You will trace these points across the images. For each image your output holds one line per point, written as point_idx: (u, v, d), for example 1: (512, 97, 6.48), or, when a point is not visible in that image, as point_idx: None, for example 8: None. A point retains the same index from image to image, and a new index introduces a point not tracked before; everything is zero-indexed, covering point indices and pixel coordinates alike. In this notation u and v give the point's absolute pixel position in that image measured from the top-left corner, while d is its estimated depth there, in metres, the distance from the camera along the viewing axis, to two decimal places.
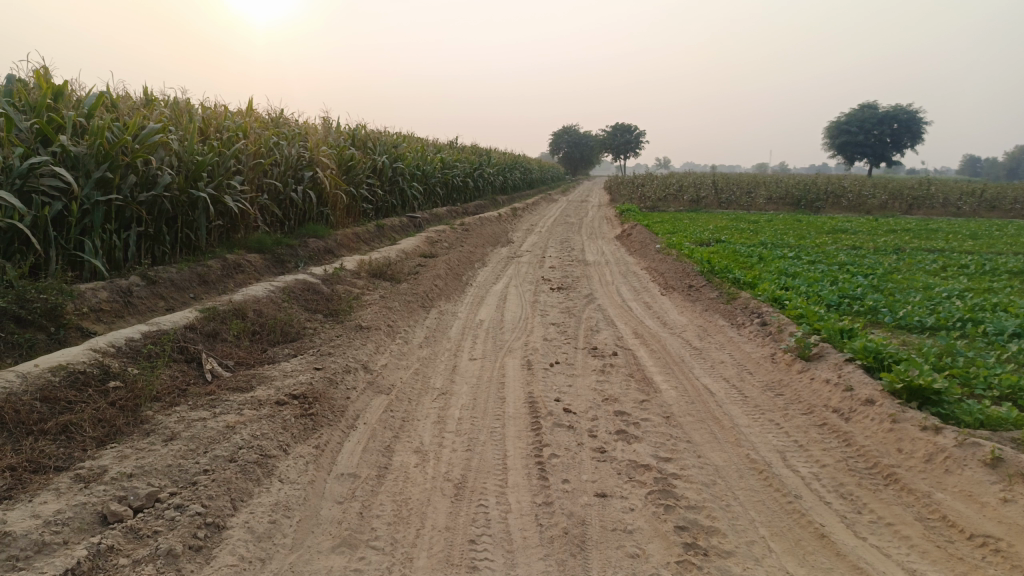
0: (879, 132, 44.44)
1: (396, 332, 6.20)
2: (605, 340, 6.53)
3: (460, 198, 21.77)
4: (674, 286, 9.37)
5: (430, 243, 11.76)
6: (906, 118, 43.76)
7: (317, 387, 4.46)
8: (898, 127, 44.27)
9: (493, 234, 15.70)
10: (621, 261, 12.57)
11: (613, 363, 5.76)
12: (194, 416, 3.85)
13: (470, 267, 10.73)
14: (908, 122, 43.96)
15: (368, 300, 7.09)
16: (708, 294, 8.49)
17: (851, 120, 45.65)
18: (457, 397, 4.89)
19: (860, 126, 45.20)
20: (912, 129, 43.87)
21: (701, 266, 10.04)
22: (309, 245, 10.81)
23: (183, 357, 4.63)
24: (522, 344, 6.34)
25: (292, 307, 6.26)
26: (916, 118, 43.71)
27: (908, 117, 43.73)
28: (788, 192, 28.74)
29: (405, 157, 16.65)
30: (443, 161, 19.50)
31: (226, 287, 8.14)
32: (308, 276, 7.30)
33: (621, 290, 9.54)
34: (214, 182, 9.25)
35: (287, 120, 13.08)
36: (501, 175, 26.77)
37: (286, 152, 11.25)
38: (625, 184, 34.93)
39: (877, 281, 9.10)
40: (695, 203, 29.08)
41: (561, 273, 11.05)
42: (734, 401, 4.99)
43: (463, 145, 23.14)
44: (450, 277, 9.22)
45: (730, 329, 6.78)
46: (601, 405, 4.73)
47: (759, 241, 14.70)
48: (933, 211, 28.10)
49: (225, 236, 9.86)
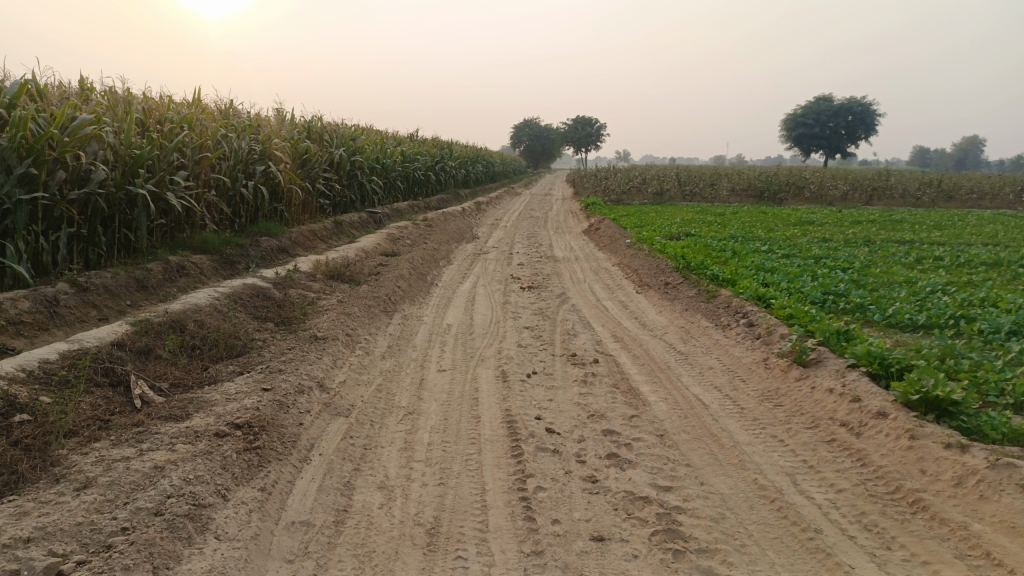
0: (835, 124, 44.94)
1: (356, 342, 5.63)
2: (584, 345, 6.05)
3: (421, 191, 21.12)
4: (649, 284, 8.96)
5: (391, 240, 11.16)
6: (861, 111, 44.25)
7: (265, 413, 3.90)
8: (853, 119, 44.82)
9: (457, 230, 15.14)
10: (590, 257, 12.15)
11: (595, 372, 5.28)
12: (116, 455, 3.26)
13: (434, 266, 10.17)
14: (863, 115, 44.50)
15: (325, 306, 6.51)
16: (686, 292, 8.08)
17: (808, 112, 46.09)
18: (425, 418, 4.36)
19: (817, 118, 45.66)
20: (867, 121, 44.40)
21: (675, 262, 9.64)
22: (261, 244, 10.13)
23: (108, 381, 4.02)
24: (495, 352, 5.83)
25: (239, 316, 5.66)
26: (870, 110, 44.30)
27: (863, 109, 44.17)
28: (751, 183, 28.73)
29: (363, 151, 15.98)
30: (403, 154, 18.87)
31: (169, 293, 7.46)
32: (257, 279, 6.68)
33: (594, 289, 9.08)
34: (155, 177, 8.53)
35: (237, 112, 12.34)
36: (463, 168, 26.21)
37: (235, 145, 10.55)
38: (588, 177, 34.62)
39: (856, 276, 8.82)
40: (658, 195, 28.89)
41: (529, 271, 10.56)
42: (731, 414, 4.55)
43: (424, 138, 22.50)
44: (413, 278, 8.66)
45: (714, 331, 6.37)
46: (587, 423, 4.24)
47: (729, 234, 14.42)
48: (892, 201, 28.51)
49: (169, 236, 9.14)
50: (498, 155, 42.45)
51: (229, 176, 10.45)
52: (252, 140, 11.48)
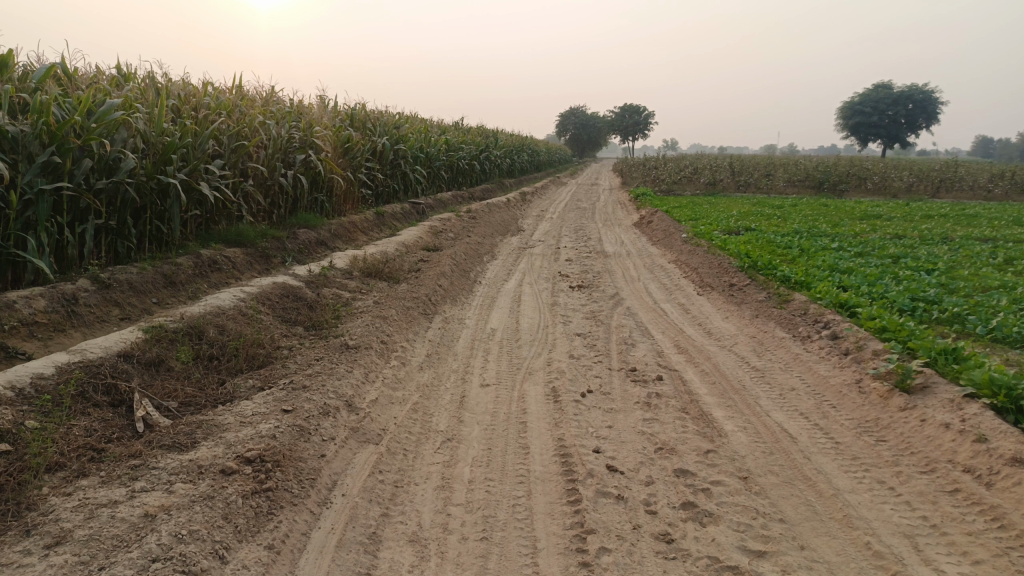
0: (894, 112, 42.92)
1: (392, 351, 5.09)
2: (645, 357, 5.41)
3: (465, 181, 20.58)
4: (711, 284, 8.24)
5: (433, 233, 10.63)
6: (922, 99, 42.12)
7: (282, 442, 3.37)
8: (914, 107, 42.74)
9: (502, 222, 14.55)
10: (644, 253, 11.44)
11: (659, 393, 4.64)
12: (102, 499, 2.75)
13: (478, 262, 9.60)
14: (924, 102, 42.29)
15: (360, 308, 5.99)
16: (754, 296, 7.34)
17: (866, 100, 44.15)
18: (467, 446, 3.79)
19: (875, 107, 43.73)
20: (928, 110, 42.24)
21: (740, 260, 8.88)
22: (299, 236, 9.69)
23: (109, 402, 3.53)
24: (545, 364, 5.23)
25: (266, 320, 5.17)
26: (931, 98, 42.11)
27: (923, 97, 42.01)
28: (809, 174, 27.42)
29: (407, 139, 15.48)
30: (448, 143, 18.34)
31: (199, 289, 7.03)
32: (289, 277, 6.19)
33: (651, 289, 8.39)
34: (188, 166, 8.14)
35: (277, 99, 11.93)
36: (509, 157, 25.57)
37: (274, 132, 10.12)
38: (636, 167, 33.66)
39: (945, 279, 7.93)
40: (710, 185, 27.81)
41: (579, 268, 9.91)
42: (824, 451, 3.87)
43: (469, 126, 21.94)
44: (456, 275, 8.09)
45: (792, 343, 5.65)
46: (656, 461, 3.62)
47: (791, 228, 13.51)
48: (961, 194, 26.95)
49: (203, 228, 8.76)
50: (544, 144, 41.70)
51: (267, 165, 10.04)
52: (292, 129, 11.06)
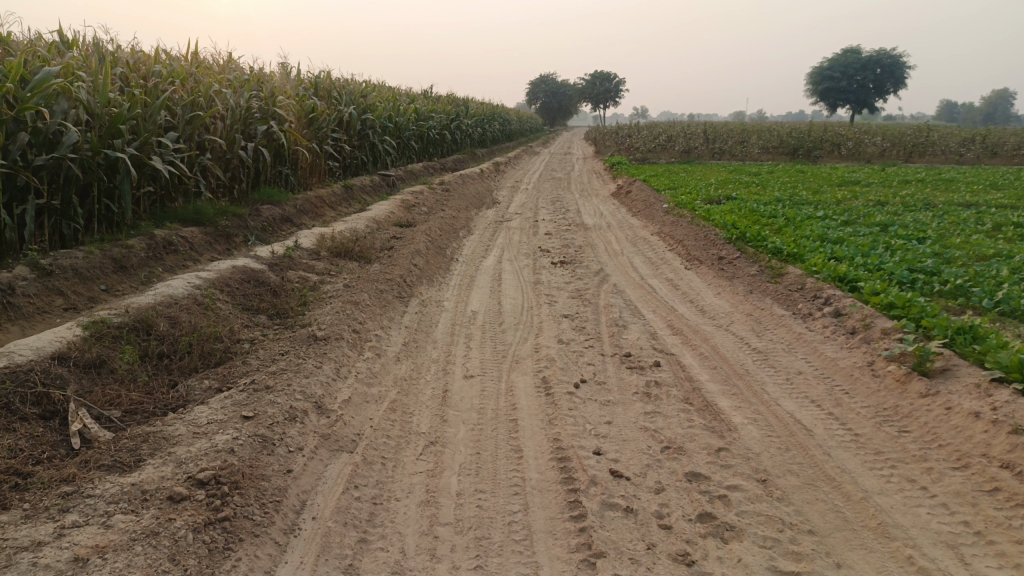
0: (863, 78, 42.90)
1: (365, 341, 4.65)
2: (639, 341, 5.03)
3: (436, 152, 19.97)
4: (698, 257, 7.89)
5: (405, 208, 10.13)
6: (890, 64, 42.12)
7: (241, 458, 2.94)
8: (883, 72, 42.72)
9: (477, 194, 14.05)
10: (624, 224, 11.07)
11: (659, 381, 4.28)
12: (22, 541, 2.28)
13: (454, 237, 9.13)
14: (892, 67, 42.23)
15: (329, 292, 5.52)
16: (746, 269, 7.00)
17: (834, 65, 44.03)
18: (453, 451, 3.39)
19: (844, 72, 43.64)
20: (897, 74, 42.22)
21: (727, 231, 8.54)
22: (263, 213, 9.12)
23: (40, 415, 3.05)
24: (533, 350, 4.83)
25: (225, 310, 4.69)
26: (899, 62, 42.09)
27: (891, 62, 42.09)
28: (783, 141, 27.20)
29: (375, 109, 14.85)
30: (417, 112, 17.70)
31: (153, 274, 6.49)
32: (250, 260, 5.69)
33: (636, 264, 8.01)
34: (139, 140, 7.53)
35: (235, 66, 11.23)
36: (480, 126, 24.94)
37: (232, 102, 9.49)
38: (609, 135, 33.19)
39: (939, 249, 7.68)
40: (685, 153, 27.47)
41: (560, 242, 9.50)
42: (844, 445, 3.54)
43: (439, 95, 21.25)
44: (431, 253, 7.63)
45: (793, 321, 5.32)
46: (663, 463, 3.26)
47: (772, 197, 13.22)
48: (934, 159, 26.94)
49: (158, 207, 8.16)
50: (516, 113, 40.94)
51: (226, 138, 9.42)
52: (252, 99, 10.42)
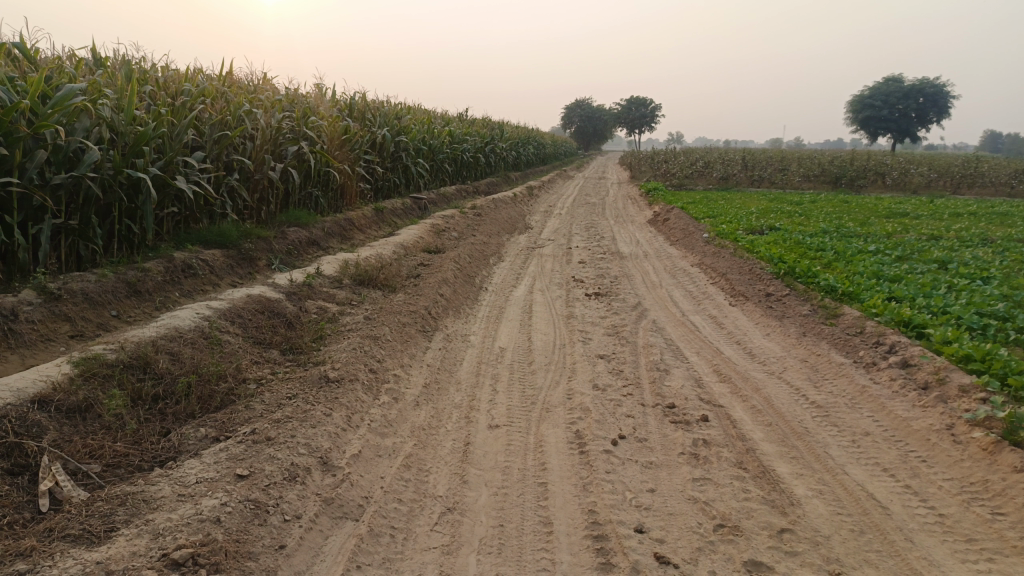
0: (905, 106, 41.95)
1: (382, 382, 4.25)
2: (683, 389, 4.57)
3: (469, 175, 19.72)
4: (744, 293, 7.39)
5: (435, 233, 9.80)
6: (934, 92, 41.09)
7: (227, 531, 2.54)
8: (925, 100, 41.77)
9: (509, 219, 13.69)
10: (662, 254, 10.60)
11: (707, 440, 3.80)
12: None
13: (484, 265, 8.75)
14: (935, 96, 41.21)
15: (348, 325, 5.15)
16: (797, 308, 6.49)
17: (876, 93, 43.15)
18: (473, 521, 2.96)
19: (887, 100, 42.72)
20: (940, 103, 41.21)
21: (773, 265, 8.03)
22: (288, 236, 8.84)
23: (8, 470, 2.69)
24: (566, 397, 4.39)
25: (233, 345, 4.33)
26: (942, 91, 41.08)
27: (935, 90, 40.90)
28: (825, 169, 26.48)
29: (409, 130, 14.63)
30: (451, 134, 17.49)
31: (169, 299, 6.19)
32: (266, 288, 5.35)
33: (676, 299, 7.53)
34: (164, 159, 7.30)
35: (268, 86, 11.07)
36: (515, 150, 24.69)
37: (262, 122, 9.27)
38: (645, 161, 32.75)
39: (1007, 290, 7.08)
40: (723, 180, 26.90)
41: (595, 272, 9.06)
42: (928, 528, 3.03)
43: (474, 117, 21.05)
44: (460, 282, 7.25)
45: (855, 371, 4.80)
46: (718, 548, 2.79)
47: (818, 228, 12.64)
48: (984, 190, 26.01)
49: (181, 227, 7.92)
50: (551, 137, 40.72)
51: (254, 158, 9.20)
52: (283, 118, 10.22)
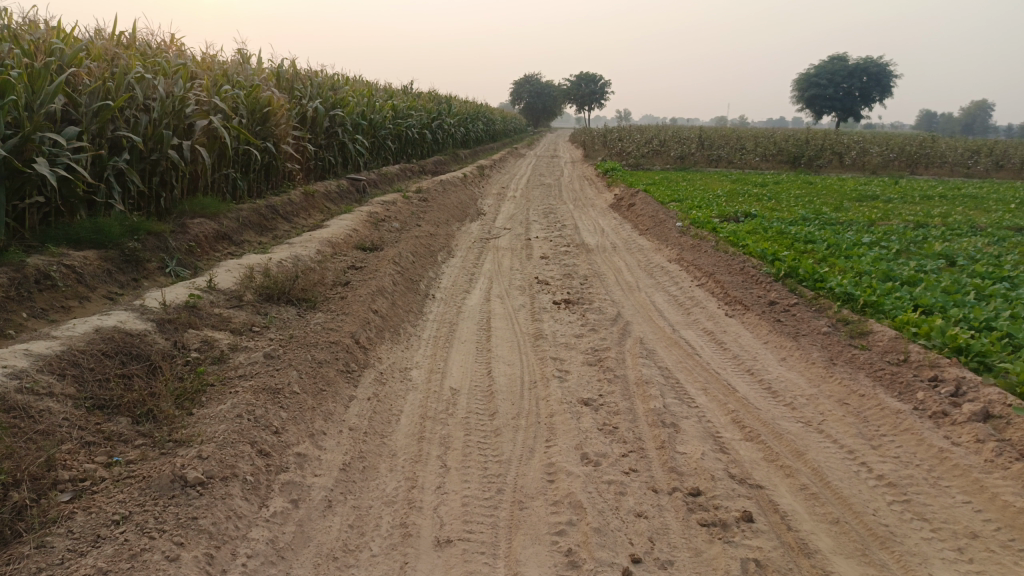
0: (851, 86, 41.77)
1: (277, 473, 2.89)
2: (705, 458, 3.33)
3: (415, 153, 18.17)
4: (741, 297, 6.23)
5: (373, 224, 8.37)
6: (878, 72, 40.85)
7: None
8: (869, 81, 41.65)
9: (459, 203, 12.30)
10: (633, 246, 9.40)
11: (761, 562, 2.57)
12: None
13: (430, 264, 7.37)
14: (879, 75, 41.18)
15: (242, 367, 3.75)
16: (813, 323, 5.34)
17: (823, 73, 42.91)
18: None
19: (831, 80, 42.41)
20: (882, 83, 41.09)
21: (770, 264, 6.89)
22: (191, 228, 7.27)
23: None
24: (546, 479, 3.10)
25: (52, 419, 2.89)
26: (887, 71, 41.13)
27: (880, 70, 40.78)
28: (783, 148, 25.73)
29: (345, 103, 13.04)
30: (395, 109, 15.94)
31: (9, 322, 4.61)
32: (129, 317, 3.89)
33: (661, 307, 6.30)
34: (20, 134, 5.67)
35: (172, 48, 9.34)
36: (463, 126, 23.18)
37: (160, 91, 7.65)
38: (598, 139, 31.62)
39: None
40: (680, 159, 25.92)
41: (560, 270, 7.75)
42: None
43: (419, 91, 19.46)
44: (400, 291, 5.86)
45: (921, 425, 3.64)
46: None
47: (796, 214, 11.62)
48: (940, 170, 25.67)
49: (48, 222, 6.31)
50: (500, 114, 39.24)
51: (150, 135, 7.59)
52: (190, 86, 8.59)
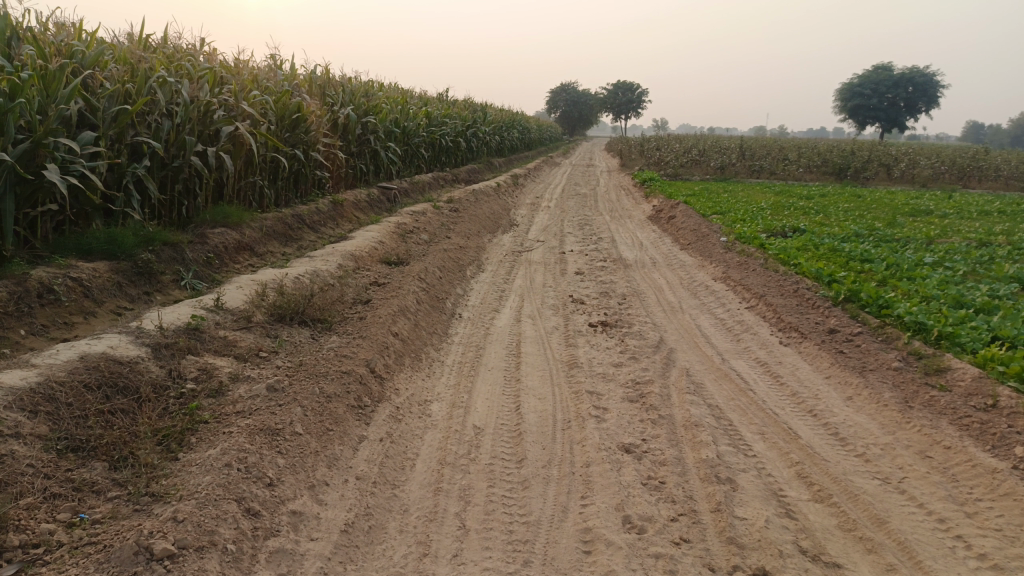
0: (895, 96, 40.50)
1: (266, 538, 2.47)
2: (770, 526, 2.82)
3: (449, 161, 17.87)
4: (796, 323, 5.68)
5: (400, 235, 7.99)
6: (924, 82, 39.59)
7: None
8: (915, 90, 40.21)
9: (492, 214, 11.90)
10: (674, 262, 8.89)
11: None
12: None
13: (458, 280, 6.95)
14: (925, 85, 39.88)
15: (241, 401, 3.34)
16: (880, 356, 4.78)
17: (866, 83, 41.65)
18: None
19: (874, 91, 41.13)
20: (929, 93, 39.82)
21: (826, 286, 6.33)
22: (210, 238, 6.96)
23: None
24: (582, 550, 2.63)
25: (14, 464, 2.48)
26: (934, 82, 39.84)
27: (926, 80, 39.57)
28: (828, 159, 24.87)
29: (378, 110, 12.75)
30: (429, 116, 15.64)
31: (5, 340, 4.28)
32: (121, 342, 3.51)
33: (707, 332, 5.78)
34: (32, 138, 5.37)
35: (201, 51, 9.09)
36: (498, 134, 22.86)
37: (184, 96, 7.35)
38: (635, 149, 31.06)
39: None
40: (720, 170, 25.23)
41: (596, 288, 7.28)
42: None
43: (454, 99, 19.18)
44: (424, 311, 5.45)
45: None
46: None
47: (848, 229, 10.98)
48: (995, 184, 24.56)
49: (61, 231, 6.02)
50: (537, 123, 38.91)
51: (172, 140, 7.30)
52: (216, 90, 8.33)
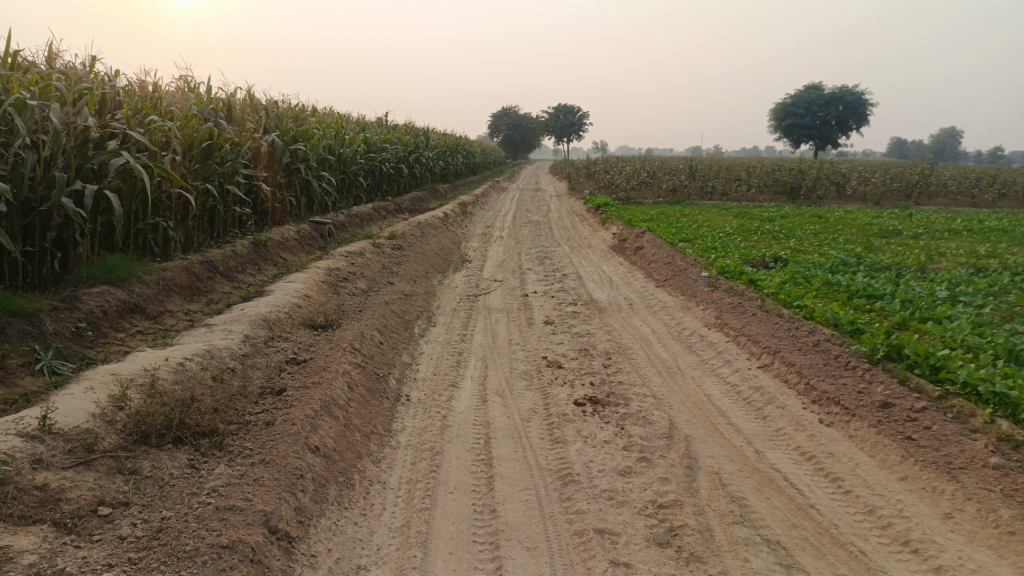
0: (826, 115, 40.73)
1: None
2: None
3: (390, 190, 16.50)
4: (834, 391, 4.52)
5: (332, 286, 6.59)
6: (853, 101, 39.99)
7: None
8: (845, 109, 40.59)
9: (441, 249, 10.60)
10: (655, 303, 7.72)
11: None
12: None
13: (403, 343, 5.60)
14: (854, 104, 40.34)
15: None
16: (967, 443, 3.63)
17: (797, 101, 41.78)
18: None
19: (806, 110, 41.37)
20: (859, 111, 40.25)
21: (855, 339, 5.21)
22: (86, 302, 5.45)
23: None
24: None
25: None
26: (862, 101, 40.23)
27: (854, 99, 39.98)
28: (781, 178, 24.35)
29: (309, 136, 11.33)
30: (367, 141, 14.29)
31: None
32: None
33: (723, 406, 4.57)
34: None
35: (86, 68, 7.50)
36: (442, 160, 21.60)
37: (53, 121, 5.71)
38: (583, 172, 30.20)
39: None
40: (672, 192, 24.47)
41: (573, 343, 6.02)
42: None
43: (393, 123, 17.85)
44: (359, 400, 4.10)
45: None
46: None
47: (832, 257, 10.03)
48: (944, 201, 24.45)
49: None
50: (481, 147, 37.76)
51: (39, 178, 5.68)
52: (102, 115, 6.81)
